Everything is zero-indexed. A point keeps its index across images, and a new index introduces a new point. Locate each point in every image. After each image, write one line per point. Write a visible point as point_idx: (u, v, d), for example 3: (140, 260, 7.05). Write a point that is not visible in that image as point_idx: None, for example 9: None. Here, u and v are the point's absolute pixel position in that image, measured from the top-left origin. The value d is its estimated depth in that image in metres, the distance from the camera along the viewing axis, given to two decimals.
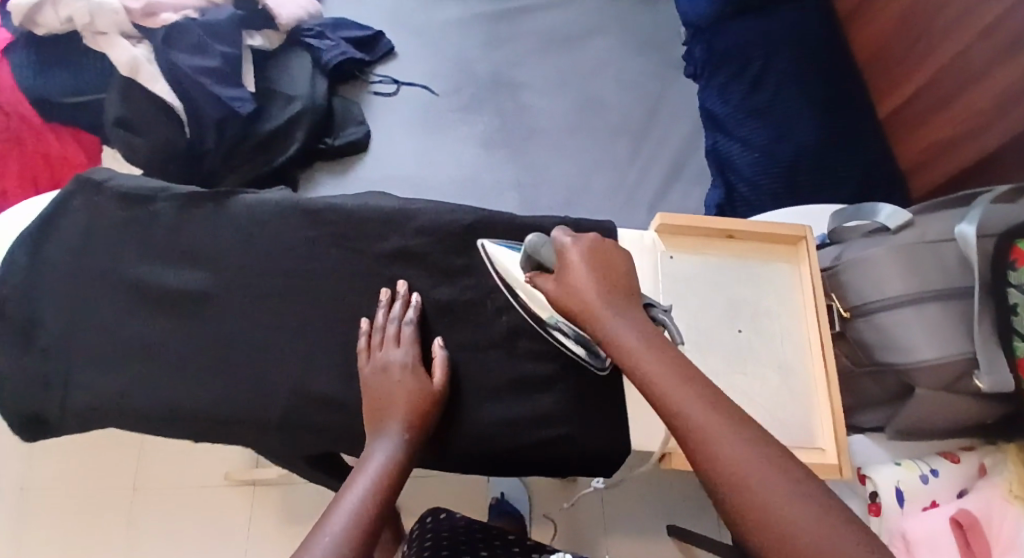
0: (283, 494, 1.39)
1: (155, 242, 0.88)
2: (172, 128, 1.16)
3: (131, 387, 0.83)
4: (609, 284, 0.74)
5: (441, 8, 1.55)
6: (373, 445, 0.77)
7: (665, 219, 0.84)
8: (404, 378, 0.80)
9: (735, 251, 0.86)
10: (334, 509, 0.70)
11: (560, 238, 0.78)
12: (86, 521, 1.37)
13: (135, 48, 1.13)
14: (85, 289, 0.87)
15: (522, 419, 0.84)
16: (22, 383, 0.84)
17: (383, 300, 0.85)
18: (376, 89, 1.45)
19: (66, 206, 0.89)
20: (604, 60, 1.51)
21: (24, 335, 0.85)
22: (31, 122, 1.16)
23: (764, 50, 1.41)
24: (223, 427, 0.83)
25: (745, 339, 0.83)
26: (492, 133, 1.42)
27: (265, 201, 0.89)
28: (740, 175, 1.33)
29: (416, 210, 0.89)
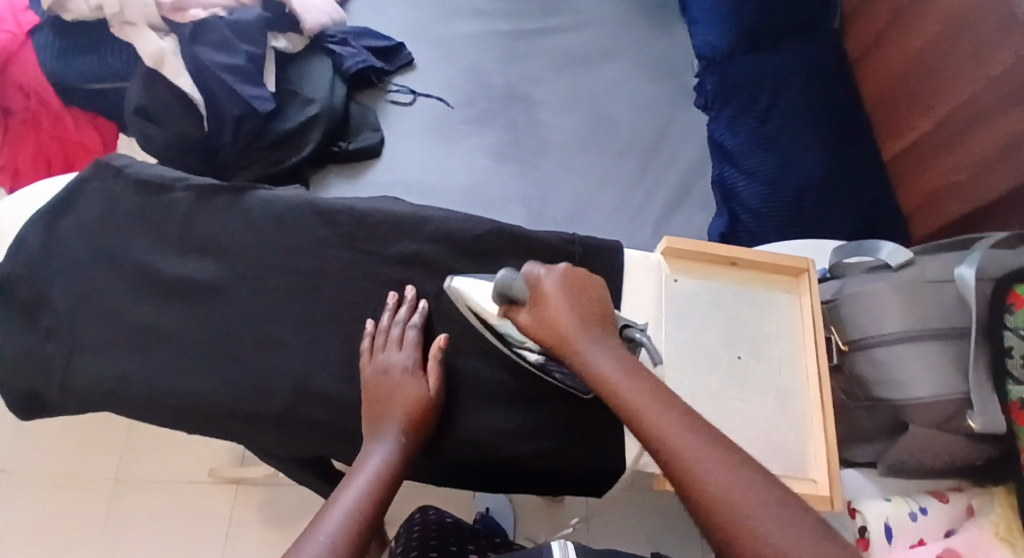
0: (267, 495, 1.39)
1: (168, 230, 0.90)
2: (192, 122, 1.17)
3: (134, 372, 0.84)
4: (581, 314, 0.77)
5: (461, 23, 1.58)
6: (370, 446, 0.77)
7: (670, 242, 0.85)
8: (404, 380, 0.81)
9: (739, 277, 0.87)
10: (328, 508, 0.69)
11: (532, 270, 0.81)
12: (67, 507, 1.39)
13: (162, 41, 1.15)
14: (96, 273, 0.88)
15: (517, 432, 0.85)
16: (26, 363, 0.85)
17: (390, 303, 0.86)
18: (393, 97, 1.48)
19: (84, 188, 0.91)
20: (617, 84, 1.54)
21: (31, 314, 0.86)
22: (50, 105, 1.20)
23: (775, 88, 1.43)
24: (221, 419, 0.83)
25: (744, 366, 0.83)
26: (503, 147, 1.44)
27: (280, 198, 0.91)
28: (745, 206, 1.35)
29: (427, 216, 0.90)
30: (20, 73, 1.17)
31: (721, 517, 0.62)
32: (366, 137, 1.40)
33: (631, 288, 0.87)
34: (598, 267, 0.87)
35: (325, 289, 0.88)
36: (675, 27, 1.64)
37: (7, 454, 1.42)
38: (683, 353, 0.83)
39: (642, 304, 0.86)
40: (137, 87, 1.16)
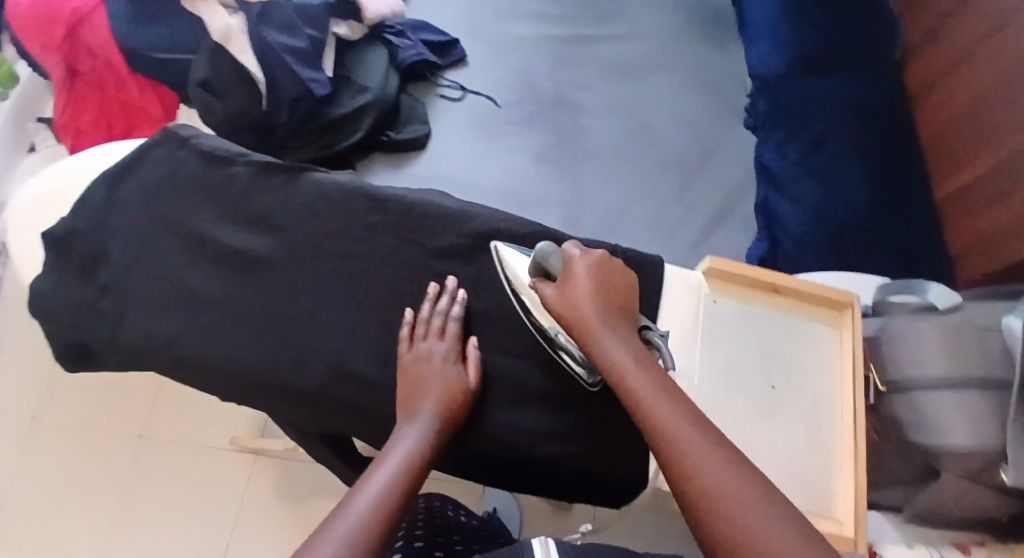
0: (280, 466, 1.49)
1: (226, 202, 0.91)
2: (250, 96, 1.18)
3: (177, 336, 0.85)
4: (604, 301, 0.78)
5: (515, 25, 1.60)
6: (402, 429, 0.77)
7: (713, 263, 0.85)
8: (442, 371, 0.82)
9: (780, 305, 0.87)
10: (354, 495, 0.69)
11: (569, 250, 0.82)
12: (95, 456, 1.49)
13: (231, 18, 1.17)
14: (154, 236, 0.90)
15: (541, 435, 0.85)
16: (78, 314, 0.86)
17: (431, 292, 0.87)
18: (443, 92, 1.50)
19: (151, 153, 0.93)
20: (669, 98, 1.53)
21: (88, 269, 0.88)
22: (116, 68, 1.23)
23: (832, 112, 1.41)
24: (256, 390, 0.84)
25: (777, 395, 0.82)
26: (546, 150, 1.45)
27: (334, 182, 0.93)
28: (787, 233, 1.33)
29: (473, 213, 0.91)
30: (90, 35, 1.21)
31: (707, 512, 0.62)
32: (414, 129, 1.43)
33: (668, 305, 0.86)
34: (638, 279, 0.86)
35: (368, 273, 0.89)
36: (730, 45, 1.62)
37: (46, 401, 1.53)
38: (713, 377, 0.82)
39: (678, 321, 0.85)
40: (203, 61, 1.17)
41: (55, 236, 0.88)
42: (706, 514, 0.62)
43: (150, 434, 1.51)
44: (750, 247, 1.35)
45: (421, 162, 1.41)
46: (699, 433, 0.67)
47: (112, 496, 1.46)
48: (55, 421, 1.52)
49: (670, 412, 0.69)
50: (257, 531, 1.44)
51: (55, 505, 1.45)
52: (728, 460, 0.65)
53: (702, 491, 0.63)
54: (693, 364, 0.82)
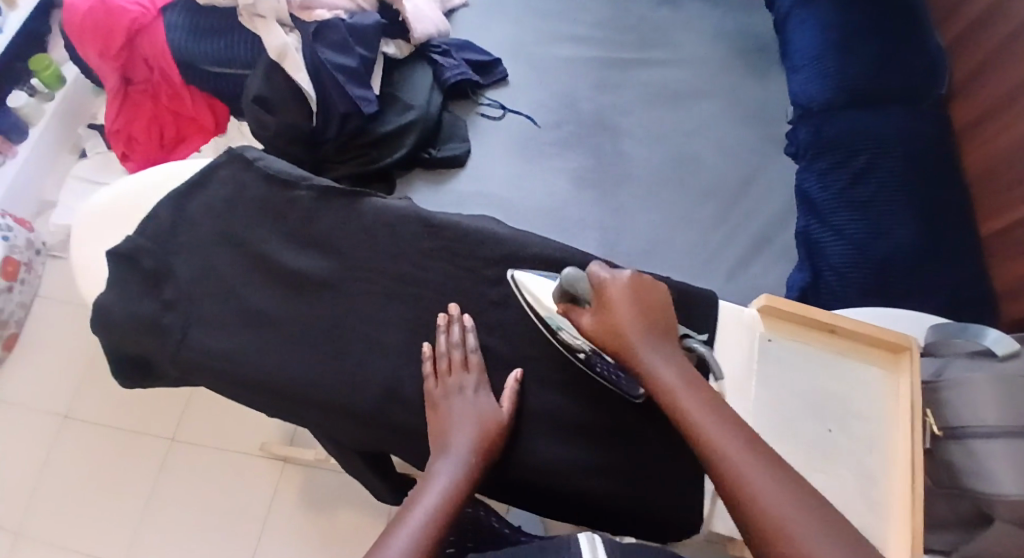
0: (307, 476, 1.48)
1: (288, 222, 0.93)
2: (302, 113, 1.20)
3: (238, 353, 0.86)
4: (647, 325, 0.79)
5: (559, 47, 1.61)
6: (438, 464, 0.77)
7: (770, 301, 0.86)
8: (475, 404, 0.82)
9: (836, 346, 0.86)
10: (394, 529, 0.71)
11: (597, 271, 0.81)
12: (128, 455, 1.51)
13: (288, 36, 1.19)
14: (219, 252, 0.91)
15: (588, 467, 0.85)
16: (141, 329, 0.87)
17: (441, 324, 0.86)
18: (483, 111, 1.52)
19: (216, 174, 0.95)
20: (708, 123, 1.52)
21: (154, 284, 0.89)
22: (172, 81, 1.28)
23: (879, 140, 1.37)
24: (313, 410, 0.85)
25: (833, 440, 0.82)
26: (584, 172, 1.45)
27: (395, 208, 0.93)
28: (828, 263, 1.30)
29: (528, 240, 0.92)
30: (148, 46, 1.24)
31: (763, 531, 0.67)
32: (455, 147, 1.44)
33: (722, 343, 0.86)
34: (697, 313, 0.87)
35: (423, 296, 0.89)
36: (771, 73, 1.59)
37: (80, 398, 1.56)
38: (765, 418, 0.82)
39: (731, 359, 0.85)
40: (259, 76, 1.20)
41: (120, 253, 0.90)
42: (761, 531, 0.67)
43: (184, 438, 1.52)
44: (789, 279, 1.33)
45: (462, 179, 1.42)
46: (759, 470, 0.69)
47: (142, 500, 1.47)
48: (94, 421, 1.54)
49: (716, 428, 0.73)
50: (282, 542, 1.43)
51: (87, 504, 1.47)
52: (776, 480, 0.69)
53: (767, 527, 0.67)
54: (745, 404, 0.83)
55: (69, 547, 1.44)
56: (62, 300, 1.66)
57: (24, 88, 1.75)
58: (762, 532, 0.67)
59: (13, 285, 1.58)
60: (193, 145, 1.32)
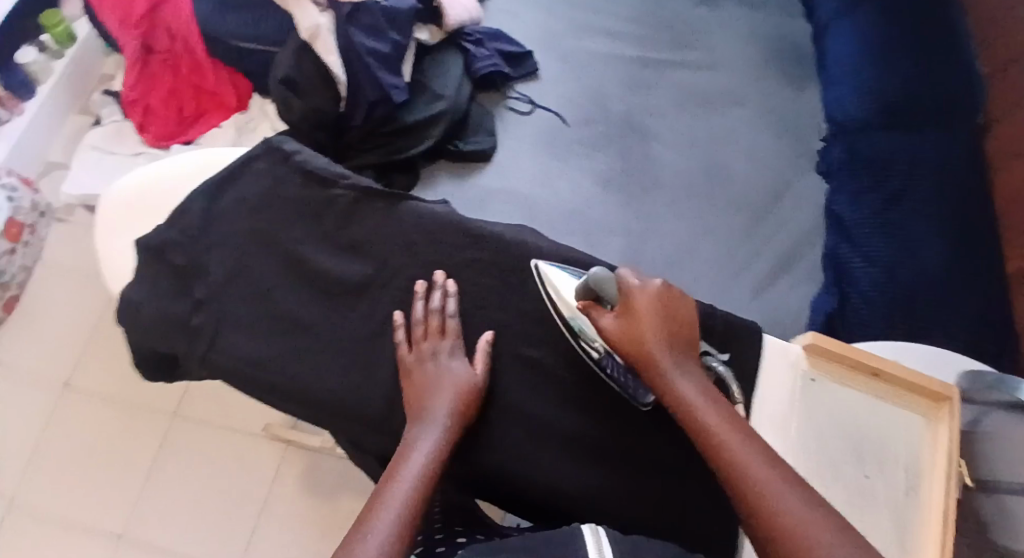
0: (310, 461, 1.45)
1: (326, 222, 0.90)
2: (329, 98, 1.17)
3: (266, 357, 0.85)
4: (673, 340, 0.76)
5: (591, 41, 1.57)
6: (417, 432, 0.77)
7: (816, 340, 0.83)
8: (451, 369, 0.82)
9: (879, 391, 0.84)
10: (380, 498, 0.70)
11: (626, 276, 0.79)
12: (125, 429, 1.48)
13: (321, 16, 1.14)
14: (253, 249, 0.89)
15: (614, 489, 0.84)
16: (170, 327, 0.86)
17: (421, 290, 0.87)
18: (512, 104, 1.48)
19: (252, 164, 0.92)
20: (738, 131, 1.47)
21: (182, 281, 0.88)
22: (196, 54, 1.24)
23: (911, 169, 1.31)
24: (343, 422, 0.84)
25: (869, 486, 0.81)
26: (611, 175, 1.41)
27: (438, 212, 0.91)
28: (856, 289, 1.24)
29: (572, 258, 0.90)
30: (172, 16, 1.21)
31: (767, 529, 0.64)
32: (480, 141, 1.40)
33: (765, 382, 0.85)
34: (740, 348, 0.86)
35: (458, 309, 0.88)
36: (809, 84, 1.53)
37: (77, 368, 1.53)
38: (803, 457, 0.81)
39: (770, 399, 0.84)
40: (288, 58, 1.16)
41: (149, 246, 0.88)
42: (782, 538, 0.63)
43: (186, 415, 1.49)
44: (814, 300, 1.27)
45: (487, 174, 1.39)
46: (780, 478, 0.66)
47: (140, 477, 1.44)
48: (93, 391, 1.51)
49: (728, 433, 0.70)
50: (280, 528, 1.40)
51: (82, 477, 1.44)
52: (801, 489, 0.66)
53: (789, 530, 0.63)
54: (785, 447, 0.82)
55: (65, 518, 1.41)
56: (66, 265, 1.62)
57: (34, 43, 1.70)
58: (770, 530, 0.64)
59: (16, 248, 1.55)
60: (214, 121, 1.29)
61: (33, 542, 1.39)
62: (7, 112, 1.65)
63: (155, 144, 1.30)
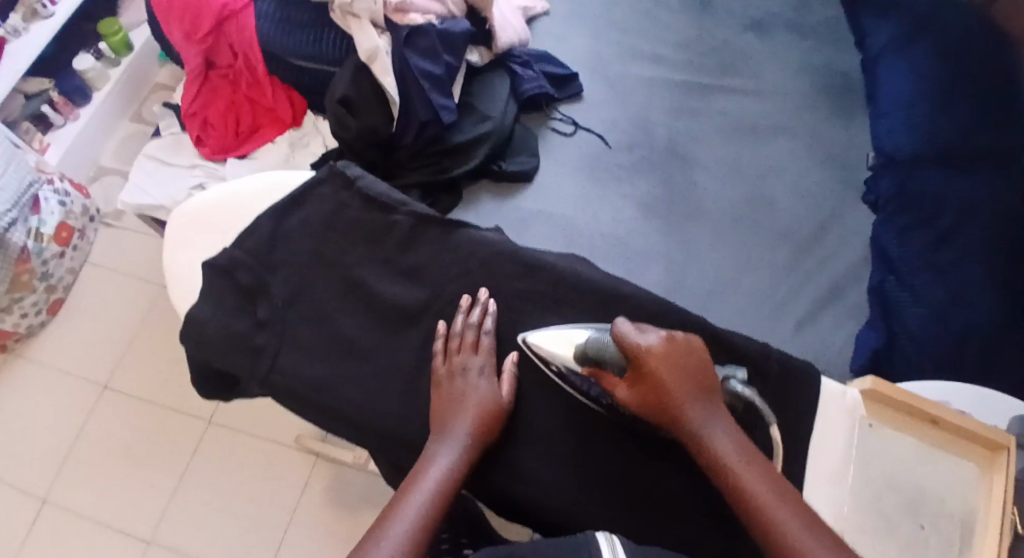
0: (341, 473, 1.46)
1: (386, 247, 0.98)
2: (382, 119, 1.22)
3: (323, 378, 0.92)
4: (694, 390, 0.82)
5: (636, 65, 1.58)
6: (436, 447, 0.85)
7: (875, 385, 0.93)
8: (478, 386, 0.89)
9: (935, 439, 0.93)
10: (397, 510, 0.79)
11: (625, 332, 0.84)
12: (159, 436, 1.50)
13: (379, 39, 1.20)
14: (315, 273, 0.97)
15: (620, 501, 0.90)
16: (235, 346, 0.93)
17: (463, 305, 0.94)
18: (555, 126, 1.50)
19: (314, 190, 1.00)
20: (784, 162, 1.47)
21: (248, 302, 0.95)
22: (255, 71, 1.30)
23: (960, 208, 1.30)
24: (388, 443, 0.90)
25: (923, 535, 0.90)
26: (653, 201, 1.42)
27: (490, 240, 0.98)
28: (905, 327, 1.24)
29: (625, 290, 0.95)
30: (235, 33, 1.26)
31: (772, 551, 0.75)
32: (522, 161, 1.42)
33: (824, 425, 0.93)
34: (791, 388, 0.94)
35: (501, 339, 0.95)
36: (858, 114, 1.52)
37: (116, 371, 1.56)
38: (859, 506, 0.90)
39: (829, 443, 0.93)
40: (346, 77, 1.22)
41: (217, 266, 0.95)
42: None
43: (220, 422, 1.51)
44: (858, 339, 1.26)
45: (528, 195, 1.41)
46: (801, 524, 0.75)
47: (172, 482, 1.46)
48: (132, 394, 1.54)
49: (736, 462, 0.79)
50: (308, 540, 1.41)
51: (115, 480, 1.46)
52: (818, 537, 0.74)
53: None
54: (841, 495, 0.91)
55: (94, 518, 1.44)
56: (110, 269, 1.66)
57: (91, 52, 1.75)
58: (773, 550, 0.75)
59: (65, 251, 1.59)
60: (268, 136, 1.34)
61: (65, 542, 1.42)
62: (62, 117, 1.70)
63: (212, 156, 1.35)
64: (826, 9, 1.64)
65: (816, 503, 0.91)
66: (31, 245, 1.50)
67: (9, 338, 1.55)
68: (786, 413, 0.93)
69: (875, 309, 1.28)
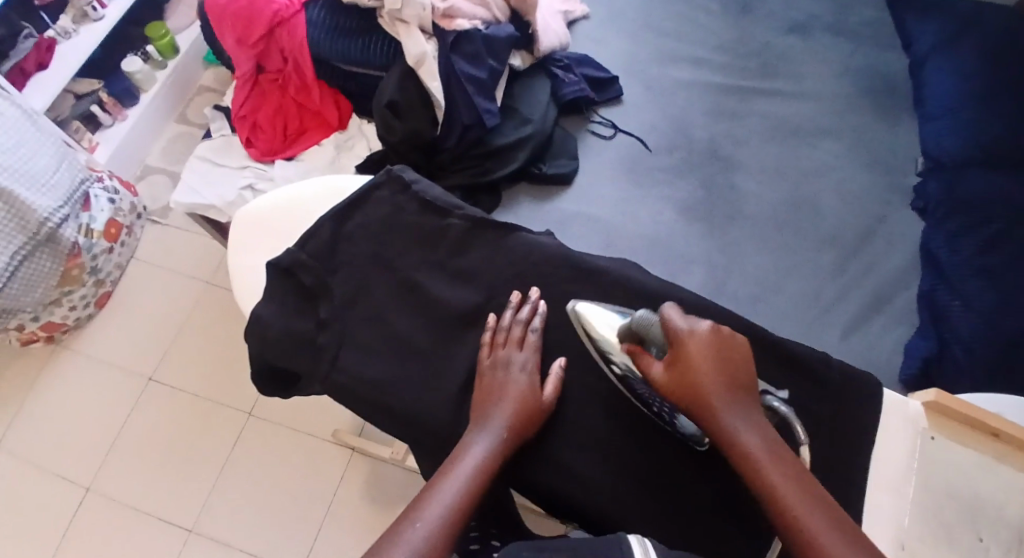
0: (375, 468, 1.49)
1: (440, 250, 1.02)
2: (427, 120, 1.25)
3: (380, 377, 0.95)
4: (726, 382, 0.83)
5: (677, 68, 1.58)
6: (473, 436, 0.86)
7: (938, 397, 0.98)
8: (519, 380, 0.91)
9: (994, 450, 0.97)
10: (433, 493, 0.79)
11: (670, 315, 0.87)
12: (203, 429, 1.54)
13: (427, 44, 1.24)
14: (376, 275, 1.00)
15: (651, 505, 0.92)
16: (299, 343, 0.97)
17: (514, 301, 0.97)
18: (595, 129, 1.51)
19: (373, 194, 1.04)
20: (827, 165, 1.46)
21: (309, 303, 0.99)
22: (303, 75, 1.35)
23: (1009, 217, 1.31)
24: (438, 443, 0.93)
25: (983, 547, 0.93)
26: (693, 204, 1.42)
27: (544, 244, 1.02)
28: (955, 335, 1.24)
29: (679, 294, 0.99)
30: (287, 39, 1.31)
31: (795, 539, 0.75)
32: (563, 164, 1.44)
33: (886, 435, 0.98)
34: (850, 394, 1.00)
35: (550, 342, 0.97)
36: (903, 116, 1.50)
37: (161, 363, 1.60)
38: (918, 517, 0.94)
39: (889, 451, 0.97)
40: (394, 80, 1.25)
41: (280, 266, 1.00)
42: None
43: (262, 415, 1.54)
44: (909, 346, 1.26)
45: (567, 198, 1.42)
46: (824, 516, 0.76)
47: (214, 473, 1.50)
48: (177, 387, 1.58)
49: (763, 456, 0.80)
50: (345, 534, 1.44)
51: (160, 471, 1.50)
52: (840, 528, 0.75)
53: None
54: (901, 506, 0.95)
55: (140, 507, 1.48)
56: (156, 264, 1.71)
57: (139, 53, 1.79)
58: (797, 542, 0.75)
59: (114, 247, 1.64)
60: (314, 138, 1.39)
61: (111, 529, 1.46)
62: (111, 117, 1.74)
63: (259, 158, 1.40)
64: (867, 11, 1.64)
65: (877, 509, 0.95)
66: (82, 240, 1.54)
67: (57, 329, 1.60)
68: (841, 412, 0.99)
69: (926, 316, 1.28)
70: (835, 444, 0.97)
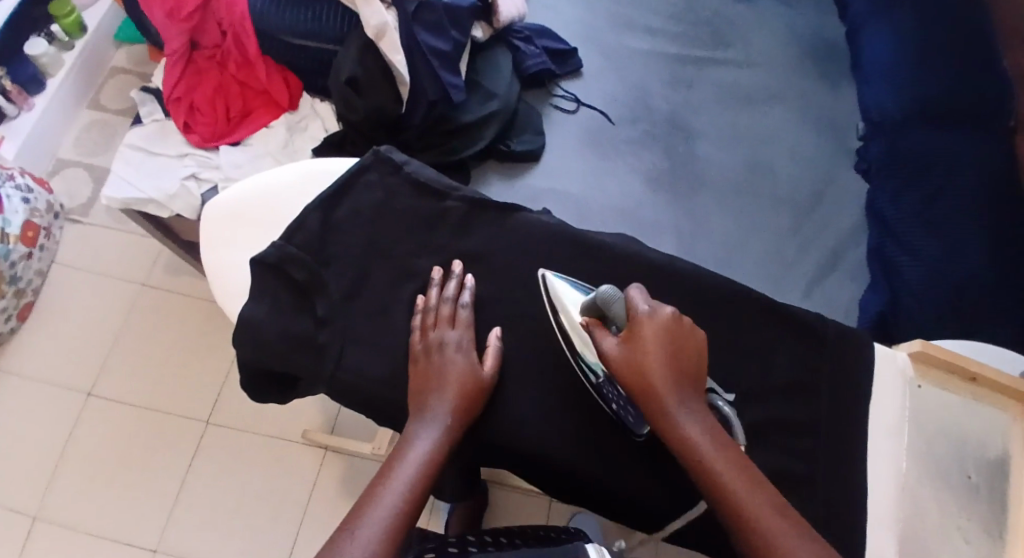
0: (349, 465, 1.38)
1: (442, 233, 0.94)
2: (392, 97, 1.20)
3: (389, 378, 0.87)
4: (680, 374, 0.76)
5: (631, 37, 1.52)
6: (415, 428, 0.78)
7: (924, 346, 0.92)
8: (456, 361, 0.83)
9: (971, 393, 0.93)
10: (374, 497, 0.72)
11: (638, 303, 0.79)
12: (154, 440, 1.41)
13: (386, 14, 1.17)
14: (373, 264, 0.92)
15: (623, 472, 0.86)
16: (300, 346, 0.88)
17: (437, 278, 0.90)
18: (557, 102, 1.44)
19: (363, 176, 0.96)
20: (781, 131, 1.41)
21: (303, 299, 0.90)
22: (245, 50, 1.27)
23: (951, 172, 1.23)
24: None
25: (971, 485, 0.90)
26: (659, 173, 1.37)
27: (549, 223, 0.95)
28: (906, 286, 1.17)
29: (684, 270, 0.93)
30: (225, 11, 1.24)
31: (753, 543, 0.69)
32: (530, 139, 1.36)
33: (878, 393, 0.91)
34: (847, 366, 0.91)
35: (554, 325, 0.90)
36: (845, 82, 1.46)
37: (98, 373, 1.46)
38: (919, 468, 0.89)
39: (885, 412, 0.91)
40: (352, 55, 1.19)
41: (265, 261, 0.90)
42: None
43: (219, 423, 1.42)
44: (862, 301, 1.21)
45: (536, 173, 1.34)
46: (783, 519, 0.70)
47: (172, 490, 1.37)
48: (119, 401, 1.44)
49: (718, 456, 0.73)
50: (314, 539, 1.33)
51: (109, 493, 1.37)
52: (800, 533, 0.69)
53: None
54: (901, 451, 0.89)
55: (93, 534, 1.33)
56: (83, 267, 1.55)
57: (42, 34, 1.62)
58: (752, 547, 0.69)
59: (33, 252, 1.47)
60: (263, 120, 1.30)
61: None
62: (16, 107, 1.56)
63: (201, 145, 1.28)
64: None
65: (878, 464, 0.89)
66: None
67: None
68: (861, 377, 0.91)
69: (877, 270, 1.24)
70: (840, 416, 0.90)
